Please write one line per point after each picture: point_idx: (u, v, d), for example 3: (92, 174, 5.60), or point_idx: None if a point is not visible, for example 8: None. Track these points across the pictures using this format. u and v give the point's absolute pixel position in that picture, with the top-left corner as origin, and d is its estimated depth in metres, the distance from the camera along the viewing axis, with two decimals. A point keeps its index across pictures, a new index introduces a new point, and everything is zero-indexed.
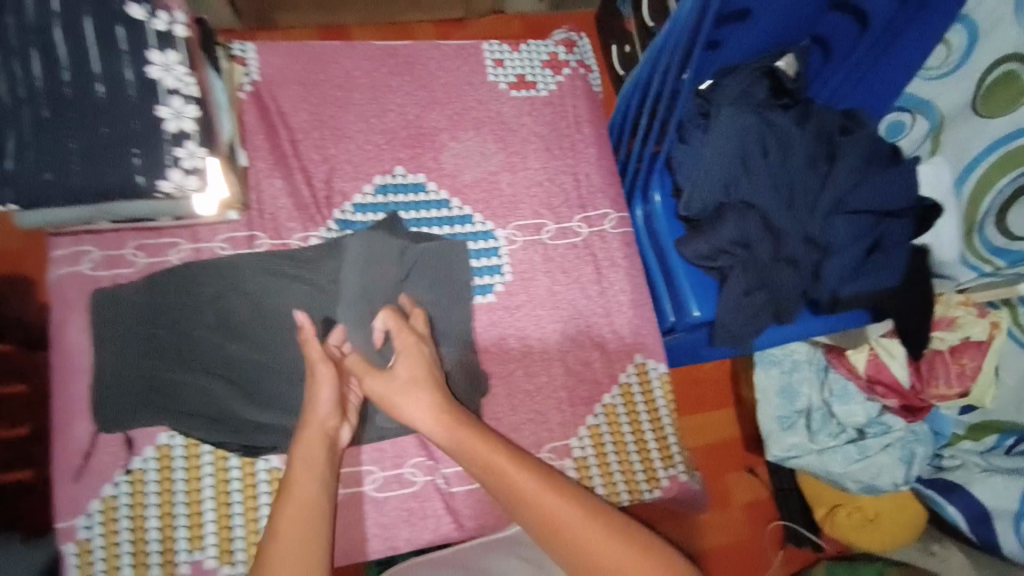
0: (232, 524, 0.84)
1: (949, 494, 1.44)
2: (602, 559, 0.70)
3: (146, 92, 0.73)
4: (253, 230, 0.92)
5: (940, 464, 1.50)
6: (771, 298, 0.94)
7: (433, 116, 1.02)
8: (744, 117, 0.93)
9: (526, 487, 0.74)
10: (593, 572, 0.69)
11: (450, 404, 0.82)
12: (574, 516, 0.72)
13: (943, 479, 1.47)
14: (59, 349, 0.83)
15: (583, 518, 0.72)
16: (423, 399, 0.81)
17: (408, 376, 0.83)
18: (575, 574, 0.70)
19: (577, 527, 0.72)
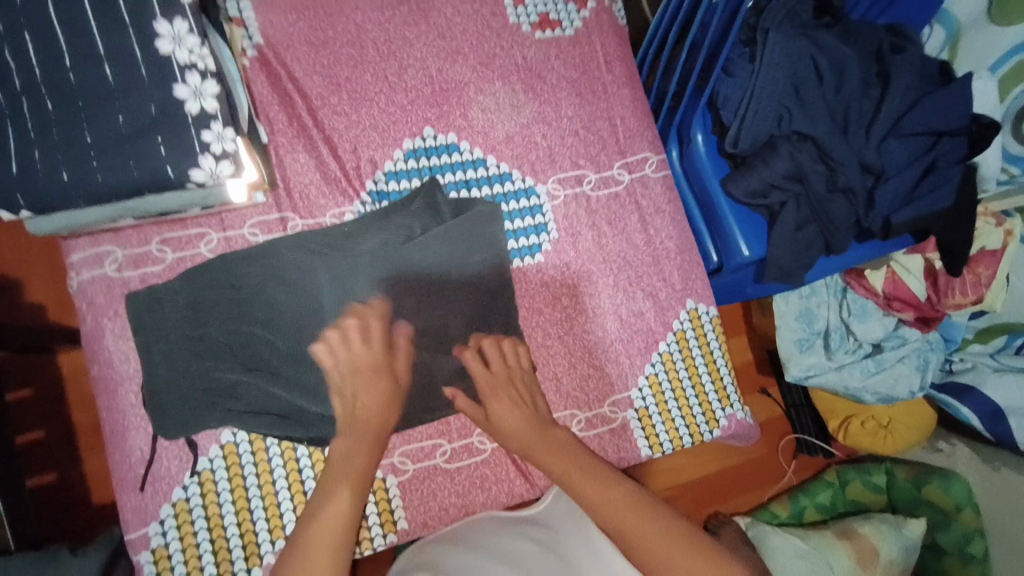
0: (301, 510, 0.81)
1: (963, 397, 1.40)
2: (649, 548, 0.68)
3: (160, 71, 0.66)
4: (284, 211, 0.85)
5: (950, 368, 1.49)
6: (823, 230, 0.93)
7: (457, 69, 0.94)
8: (795, 40, 0.91)
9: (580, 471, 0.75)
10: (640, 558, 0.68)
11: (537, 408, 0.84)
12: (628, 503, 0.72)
13: (954, 382, 1.44)
14: (99, 359, 0.78)
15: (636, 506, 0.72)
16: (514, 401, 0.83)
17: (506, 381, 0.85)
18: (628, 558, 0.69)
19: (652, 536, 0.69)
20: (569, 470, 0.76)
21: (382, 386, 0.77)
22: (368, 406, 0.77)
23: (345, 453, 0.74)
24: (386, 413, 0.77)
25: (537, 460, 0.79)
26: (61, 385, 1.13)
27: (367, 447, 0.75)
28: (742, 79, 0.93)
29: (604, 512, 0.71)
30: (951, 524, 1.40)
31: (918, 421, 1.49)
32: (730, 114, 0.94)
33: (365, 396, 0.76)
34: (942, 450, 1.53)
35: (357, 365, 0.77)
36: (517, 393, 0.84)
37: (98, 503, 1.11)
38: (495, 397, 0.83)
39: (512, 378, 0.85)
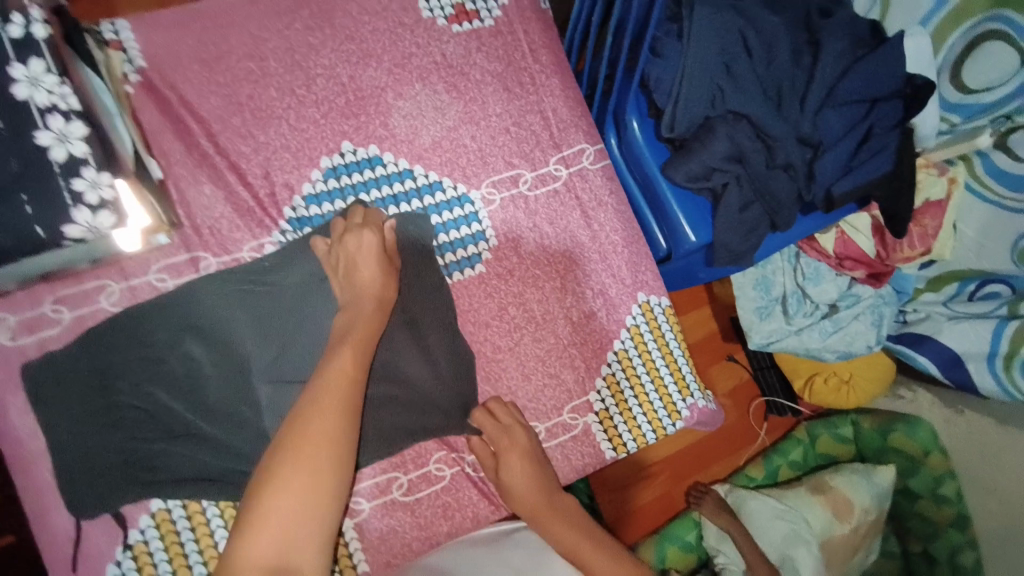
0: None
1: (919, 346, 1.40)
2: None
3: (17, 119, 0.57)
4: (194, 251, 0.77)
5: (905, 319, 1.47)
6: (768, 210, 0.91)
7: (370, 73, 0.87)
8: (723, 14, 0.87)
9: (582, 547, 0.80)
10: None
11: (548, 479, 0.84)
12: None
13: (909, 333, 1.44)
14: (7, 439, 0.70)
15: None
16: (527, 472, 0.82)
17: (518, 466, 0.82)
18: None
19: None
20: (581, 543, 0.80)
21: (377, 261, 0.76)
22: (361, 276, 0.76)
23: (349, 320, 0.74)
24: (383, 281, 0.76)
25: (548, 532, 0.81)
26: None
27: (367, 305, 0.74)
28: (672, 59, 0.88)
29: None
30: (919, 469, 1.43)
31: (875, 373, 1.50)
32: (663, 96, 0.90)
33: (361, 267, 0.76)
34: (903, 397, 1.54)
35: (348, 235, 0.77)
36: (533, 453, 0.84)
37: None
38: (506, 445, 0.82)
39: (537, 458, 0.84)
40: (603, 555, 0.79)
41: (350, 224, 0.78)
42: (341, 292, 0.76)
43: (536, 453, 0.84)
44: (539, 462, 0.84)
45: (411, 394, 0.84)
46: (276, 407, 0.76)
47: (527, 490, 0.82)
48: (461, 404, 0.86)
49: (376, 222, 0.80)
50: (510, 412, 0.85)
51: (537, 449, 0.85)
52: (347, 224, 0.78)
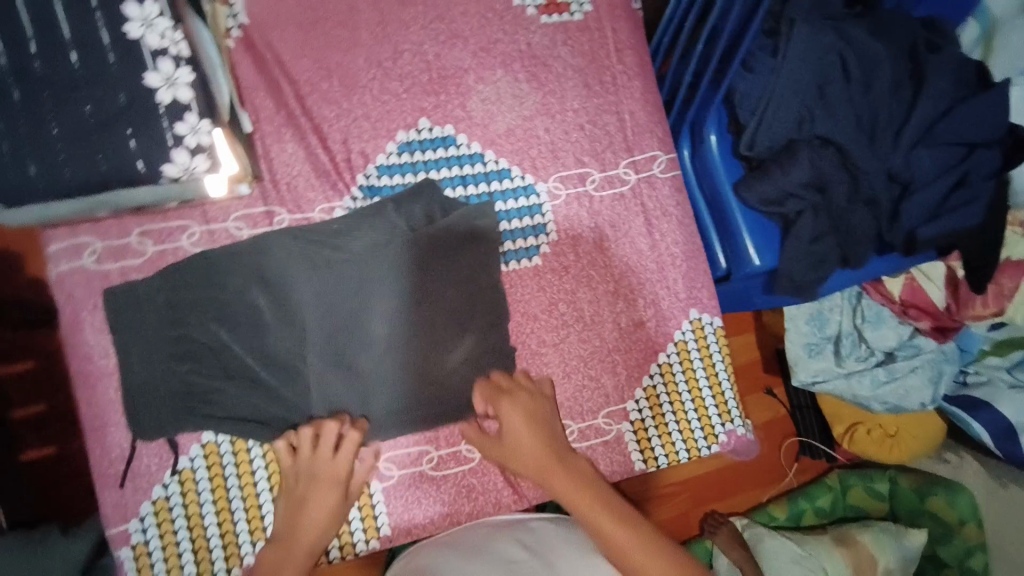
0: None
1: (975, 411, 1.33)
2: None
3: (129, 56, 0.61)
4: (271, 205, 0.80)
5: (964, 380, 1.39)
6: (841, 243, 0.87)
7: (455, 53, 0.88)
8: (824, 34, 0.84)
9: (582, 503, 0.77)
10: None
11: (547, 440, 0.81)
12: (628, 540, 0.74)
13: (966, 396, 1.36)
14: (77, 353, 0.74)
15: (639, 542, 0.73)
16: (523, 433, 0.81)
17: (513, 429, 0.81)
18: None
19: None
20: (589, 500, 0.77)
21: (330, 502, 0.76)
22: (303, 521, 0.74)
23: (271, 570, 0.72)
24: (325, 529, 0.75)
25: (556, 492, 0.78)
26: None
27: (298, 559, 0.73)
28: (762, 75, 0.85)
29: (606, 536, 0.75)
30: (953, 538, 1.35)
31: (925, 433, 1.42)
32: (747, 113, 0.87)
33: (311, 511, 0.75)
34: (948, 461, 1.46)
35: (302, 479, 0.75)
36: (539, 418, 0.82)
37: None
38: (509, 408, 0.81)
39: (541, 421, 0.82)
40: (608, 511, 0.76)
41: (302, 452, 0.75)
42: (281, 524, 0.75)
43: (538, 418, 0.82)
44: (538, 424, 0.82)
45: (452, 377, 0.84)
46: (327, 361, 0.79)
47: (530, 454, 0.80)
48: None
49: (345, 454, 0.76)
50: (516, 379, 0.85)
51: (550, 415, 0.83)
52: (301, 444, 0.76)
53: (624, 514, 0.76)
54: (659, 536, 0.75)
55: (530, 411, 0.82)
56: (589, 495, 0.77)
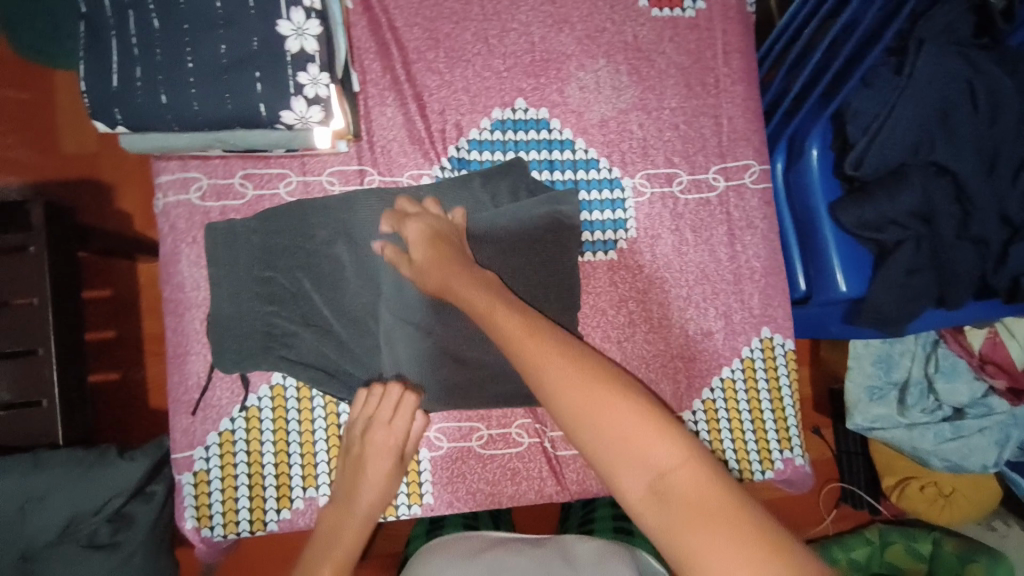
0: None
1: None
2: (631, 439, 0.54)
3: (266, 4, 0.64)
4: (364, 164, 0.82)
5: None
6: (940, 281, 0.82)
7: (561, 38, 0.88)
8: (951, 58, 0.79)
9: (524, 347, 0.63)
10: (620, 445, 0.54)
11: (460, 265, 0.73)
12: (598, 388, 0.57)
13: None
14: (170, 282, 0.78)
15: (611, 390, 0.57)
16: (435, 253, 0.74)
17: (424, 251, 0.74)
18: (607, 458, 0.54)
19: (642, 432, 0.54)
20: (493, 304, 0.68)
21: (387, 467, 0.77)
22: (360, 482, 0.76)
23: (333, 528, 0.75)
24: (385, 494, 0.77)
25: (457, 296, 0.71)
26: (136, 291, 1.16)
27: (355, 519, 0.75)
28: (883, 92, 0.81)
29: (515, 345, 0.63)
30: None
31: (979, 496, 1.31)
32: (858, 130, 0.83)
33: (369, 474, 0.76)
34: (994, 529, 1.35)
35: (360, 445, 0.76)
36: (439, 228, 0.76)
37: (152, 406, 1.15)
38: (407, 220, 0.76)
39: (447, 238, 0.75)
40: (518, 318, 0.66)
41: (365, 408, 0.77)
42: (338, 487, 0.77)
43: (451, 243, 0.75)
44: (449, 247, 0.74)
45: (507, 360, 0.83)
46: (396, 322, 0.80)
47: (428, 264, 0.74)
48: None
49: (403, 420, 0.77)
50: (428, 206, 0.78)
51: (453, 231, 0.77)
52: (366, 403, 0.77)
53: (540, 327, 0.64)
54: (591, 355, 0.62)
55: (441, 236, 0.75)
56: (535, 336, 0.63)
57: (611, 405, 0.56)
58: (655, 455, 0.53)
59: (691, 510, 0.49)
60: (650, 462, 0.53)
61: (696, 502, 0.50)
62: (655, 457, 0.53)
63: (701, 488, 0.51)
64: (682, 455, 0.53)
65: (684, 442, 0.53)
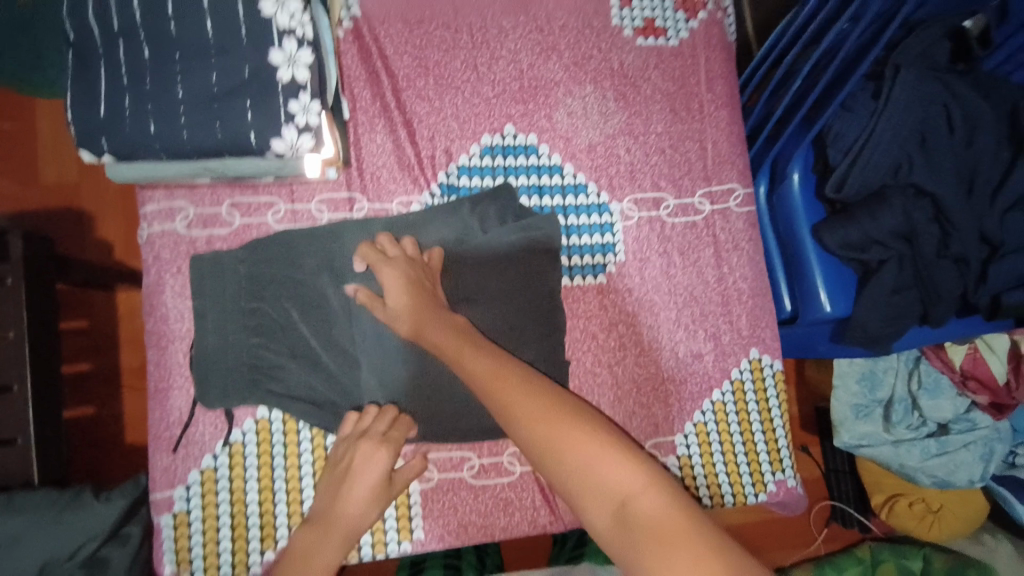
0: None
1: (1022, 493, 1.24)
2: (596, 466, 0.60)
3: (258, 33, 0.64)
4: (353, 191, 0.82)
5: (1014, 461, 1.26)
6: (923, 298, 0.85)
7: (549, 65, 0.90)
8: (929, 84, 0.82)
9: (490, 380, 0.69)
10: (586, 475, 0.59)
11: (428, 295, 0.75)
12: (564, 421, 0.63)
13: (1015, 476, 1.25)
14: (154, 313, 0.76)
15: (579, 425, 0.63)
16: (400, 287, 0.74)
17: (397, 282, 0.74)
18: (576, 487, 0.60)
19: (603, 460, 0.60)
20: (461, 344, 0.72)
21: (373, 481, 0.73)
22: (341, 505, 0.72)
23: (307, 552, 0.70)
24: (366, 513, 0.73)
25: (434, 345, 0.73)
26: (115, 321, 1.13)
27: (334, 543, 0.71)
28: (861, 116, 0.85)
29: (485, 386, 0.69)
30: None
31: (967, 512, 1.30)
32: (839, 153, 0.86)
33: (356, 487, 0.73)
34: (983, 544, 1.32)
35: (350, 455, 0.74)
36: (414, 274, 0.75)
37: (129, 441, 1.11)
38: (387, 264, 0.75)
39: (425, 284, 0.76)
40: (486, 359, 0.71)
41: (356, 428, 0.75)
42: (319, 504, 0.74)
43: (418, 276, 0.76)
44: (418, 280, 0.75)
45: None
46: (386, 351, 0.79)
47: (406, 309, 0.73)
48: None
49: (396, 439, 0.75)
50: (403, 246, 0.78)
51: (427, 278, 0.76)
52: (359, 423, 0.76)
53: (504, 367, 0.70)
54: (554, 392, 0.68)
55: (412, 268, 0.76)
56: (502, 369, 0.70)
57: (573, 434, 0.62)
58: (621, 483, 0.58)
59: (653, 532, 0.53)
60: (613, 487, 0.58)
61: (656, 525, 0.54)
62: (618, 482, 0.58)
63: (662, 509, 0.55)
64: (646, 483, 0.57)
65: (646, 470, 0.58)
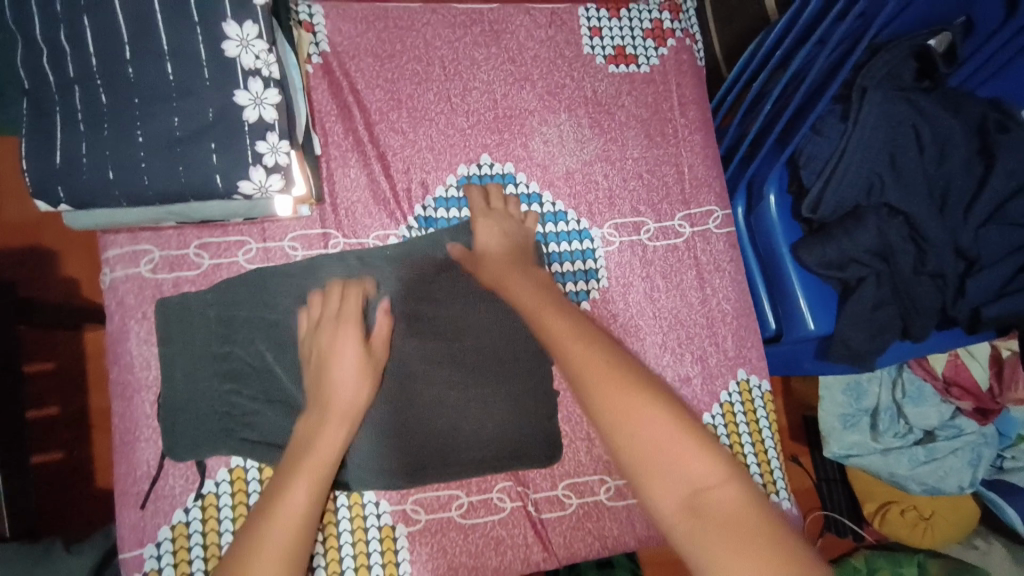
0: (340, 553, 0.76)
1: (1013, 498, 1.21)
2: (660, 441, 0.51)
3: (222, 74, 0.62)
4: (327, 228, 0.80)
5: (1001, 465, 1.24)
6: (904, 314, 0.85)
7: (523, 95, 0.89)
8: (895, 105, 0.84)
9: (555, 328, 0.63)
10: (650, 449, 0.51)
11: (517, 249, 0.79)
12: (626, 382, 0.55)
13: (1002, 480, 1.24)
14: (118, 363, 0.73)
15: (640, 389, 0.54)
16: (494, 235, 0.80)
17: (486, 233, 0.80)
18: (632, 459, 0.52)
19: (668, 434, 0.51)
20: (543, 303, 0.67)
21: (357, 355, 0.70)
22: (333, 390, 0.68)
23: (308, 436, 0.66)
24: (358, 394, 0.68)
25: (510, 291, 0.72)
26: (85, 362, 1.08)
27: (336, 419, 0.67)
28: (832, 138, 0.85)
29: (558, 338, 0.62)
30: None
31: (958, 519, 1.28)
32: (811, 175, 0.87)
33: (334, 373, 0.68)
34: (977, 548, 1.29)
35: (325, 329, 0.71)
36: (509, 230, 0.81)
37: (99, 488, 1.06)
38: (483, 215, 0.81)
39: (515, 237, 0.80)
40: (564, 317, 0.64)
41: (327, 310, 0.72)
42: (309, 388, 0.69)
43: (510, 235, 0.80)
44: (511, 237, 0.80)
45: (484, 424, 0.79)
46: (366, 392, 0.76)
47: (494, 256, 0.77)
48: (547, 436, 0.82)
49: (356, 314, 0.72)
50: (499, 202, 0.83)
51: (522, 236, 0.81)
52: (323, 308, 0.73)
53: (583, 327, 0.62)
54: (630, 359, 0.58)
55: (506, 223, 0.81)
56: (563, 319, 0.64)
57: (649, 408, 0.53)
58: (690, 469, 0.50)
59: (726, 530, 0.46)
60: (687, 477, 0.50)
61: (728, 521, 0.47)
62: (693, 471, 0.50)
63: (740, 509, 0.47)
64: (720, 472, 0.50)
65: (722, 460, 0.50)
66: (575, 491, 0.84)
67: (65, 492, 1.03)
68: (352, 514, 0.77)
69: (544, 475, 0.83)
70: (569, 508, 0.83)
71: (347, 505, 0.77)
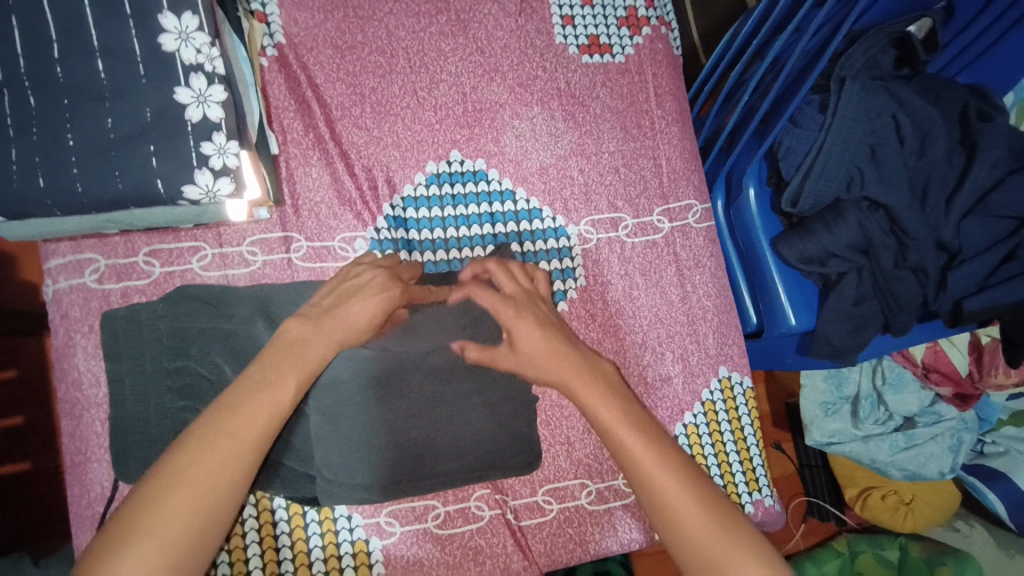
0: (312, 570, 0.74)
1: (991, 482, 1.19)
2: None
3: (162, 69, 0.57)
4: (289, 231, 0.76)
5: (981, 449, 1.25)
6: (885, 310, 0.83)
7: (492, 87, 0.85)
8: (875, 95, 0.81)
9: (632, 445, 0.60)
10: None
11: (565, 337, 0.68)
12: (714, 530, 0.55)
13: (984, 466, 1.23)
14: (65, 379, 0.69)
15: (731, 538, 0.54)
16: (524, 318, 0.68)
17: (515, 316, 0.68)
18: None
19: None
20: (609, 407, 0.63)
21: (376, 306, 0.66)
22: (347, 318, 0.64)
23: (296, 339, 0.59)
24: (362, 329, 0.65)
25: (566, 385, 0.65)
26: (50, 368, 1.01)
27: (322, 333, 0.61)
28: (811, 131, 0.83)
29: (648, 470, 0.58)
30: None
31: (940, 503, 1.24)
32: (791, 168, 0.85)
33: (353, 305, 0.65)
34: (958, 530, 1.28)
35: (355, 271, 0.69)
36: (537, 312, 0.70)
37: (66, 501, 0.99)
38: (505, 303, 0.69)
39: (546, 318, 0.70)
40: (644, 439, 0.60)
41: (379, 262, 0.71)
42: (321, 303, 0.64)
43: (542, 318, 0.69)
44: (548, 323, 0.69)
45: (464, 448, 0.76)
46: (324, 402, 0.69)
47: (536, 344, 0.66)
48: (526, 442, 0.79)
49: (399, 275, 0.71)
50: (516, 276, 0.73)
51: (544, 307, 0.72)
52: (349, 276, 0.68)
53: (660, 445, 0.60)
54: (715, 495, 0.58)
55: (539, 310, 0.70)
56: (640, 434, 0.60)
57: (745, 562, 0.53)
58: None
59: None
60: None
61: None
62: None
63: None
64: None
65: None
66: (555, 497, 0.82)
67: (35, 506, 0.97)
68: (323, 528, 0.75)
69: (523, 482, 0.81)
70: (548, 514, 0.81)
71: (317, 520, 0.74)
